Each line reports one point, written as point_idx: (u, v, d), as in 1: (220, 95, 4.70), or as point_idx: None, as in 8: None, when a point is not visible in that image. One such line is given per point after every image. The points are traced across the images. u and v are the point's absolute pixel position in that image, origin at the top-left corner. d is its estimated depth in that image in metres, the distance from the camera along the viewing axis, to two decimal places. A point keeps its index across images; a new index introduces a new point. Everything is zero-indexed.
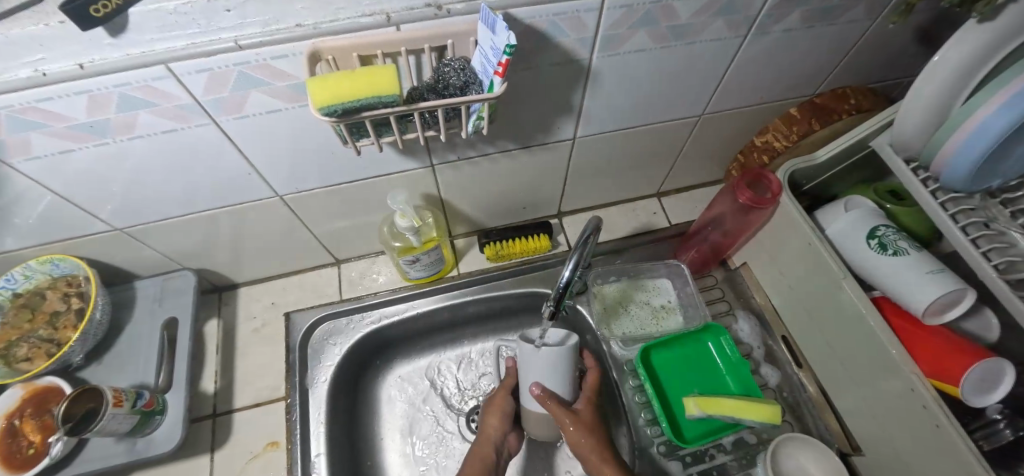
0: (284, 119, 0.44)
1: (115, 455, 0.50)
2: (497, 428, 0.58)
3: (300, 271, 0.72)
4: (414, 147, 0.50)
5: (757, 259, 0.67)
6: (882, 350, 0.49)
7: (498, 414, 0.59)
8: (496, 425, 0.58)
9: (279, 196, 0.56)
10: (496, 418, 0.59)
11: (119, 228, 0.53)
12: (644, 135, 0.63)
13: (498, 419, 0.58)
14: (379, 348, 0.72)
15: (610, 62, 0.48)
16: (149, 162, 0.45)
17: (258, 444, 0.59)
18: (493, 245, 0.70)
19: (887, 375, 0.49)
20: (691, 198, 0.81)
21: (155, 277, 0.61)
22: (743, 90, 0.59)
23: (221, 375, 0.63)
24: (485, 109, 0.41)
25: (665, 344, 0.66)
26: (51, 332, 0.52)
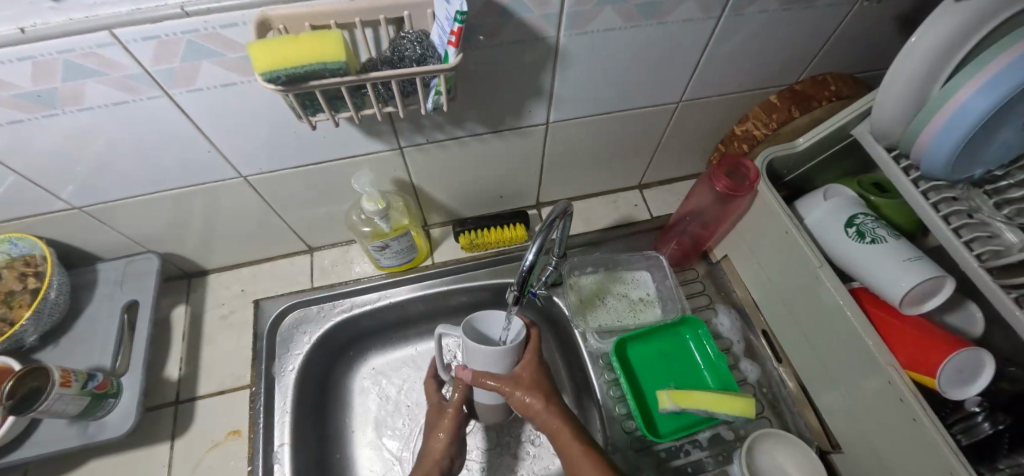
0: (241, 93, 0.43)
1: (65, 439, 0.48)
2: (445, 425, 0.54)
3: (272, 258, 0.71)
4: (377, 126, 0.49)
5: (736, 251, 0.65)
6: (860, 342, 0.47)
7: (449, 424, 0.54)
8: (444, 425, 0.54)
9: (243, 177, 0.55)
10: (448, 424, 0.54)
11: (78, 208, 0.51)
12: (620, 122, 0.62)
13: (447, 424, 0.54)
14: (351, 338, 0.70)
15: (579, 42, 0.47)
16: (101, 137, 0.44)
17: (220, 432, 0.58)
18: (467, 234, 0.69)
19: (864, 369, 0.47)
20: (673, 190, 0.80)
21: (118, 260, 0.60)
22: (721, 76, 0.57)
23: (185, 362, 0.62)
24: (443, 82, 0.40)
25: (640, 337, 0.64)
26: (6, 310, 0.51)
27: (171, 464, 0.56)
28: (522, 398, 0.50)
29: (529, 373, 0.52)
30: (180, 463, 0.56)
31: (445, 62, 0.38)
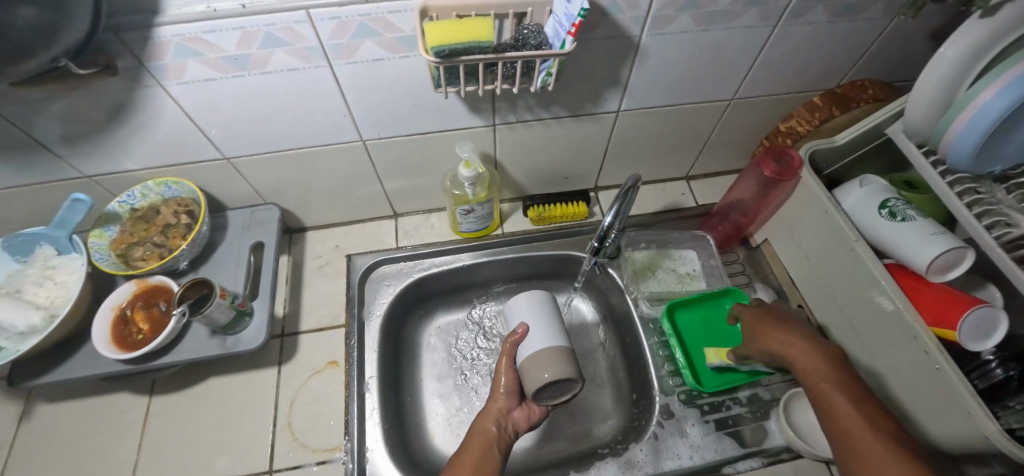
0: (385, 68, 0.53)
1: (207, 348, 0.58)
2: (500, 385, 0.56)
3: (362, 221, 0.82)
4: (482, 104, 0.59)
5: (776, 234, 0.73)
6: (890, 304, 0.54)
7: (507, 361, 0.57)
8: (500, 391, 0.56)
9: (362, 140, 0.63)
10: (504, 377, 0.57)
11: (227, 158, 0.61)
12: (677, 115, 0.71)
13: (503, 377, 0.56)
14: (426, 295, 0.79)
15: (657, 41, 0.56)
16: (264, 102, 0.54)
17: (320, 362, 0.68)
18: (536, 207, 0.80)
19: (893, 328, 0.54)
20: (717, 183, 0.89)
21: (245, 209, 0.70)
22: (769, 79, 0.66)
23: (288, 303, 0.72)
24: (555, 65, 0.48)
25: (687, 306, 0.72)
26: (163, 239, 0.61)
27: (280, 384, 0.66)
28: (773, 337, 0.54)
29: (766, 315, 0.57)
30: (288, 383, 0.66)
31: (561, 49, 0.46)
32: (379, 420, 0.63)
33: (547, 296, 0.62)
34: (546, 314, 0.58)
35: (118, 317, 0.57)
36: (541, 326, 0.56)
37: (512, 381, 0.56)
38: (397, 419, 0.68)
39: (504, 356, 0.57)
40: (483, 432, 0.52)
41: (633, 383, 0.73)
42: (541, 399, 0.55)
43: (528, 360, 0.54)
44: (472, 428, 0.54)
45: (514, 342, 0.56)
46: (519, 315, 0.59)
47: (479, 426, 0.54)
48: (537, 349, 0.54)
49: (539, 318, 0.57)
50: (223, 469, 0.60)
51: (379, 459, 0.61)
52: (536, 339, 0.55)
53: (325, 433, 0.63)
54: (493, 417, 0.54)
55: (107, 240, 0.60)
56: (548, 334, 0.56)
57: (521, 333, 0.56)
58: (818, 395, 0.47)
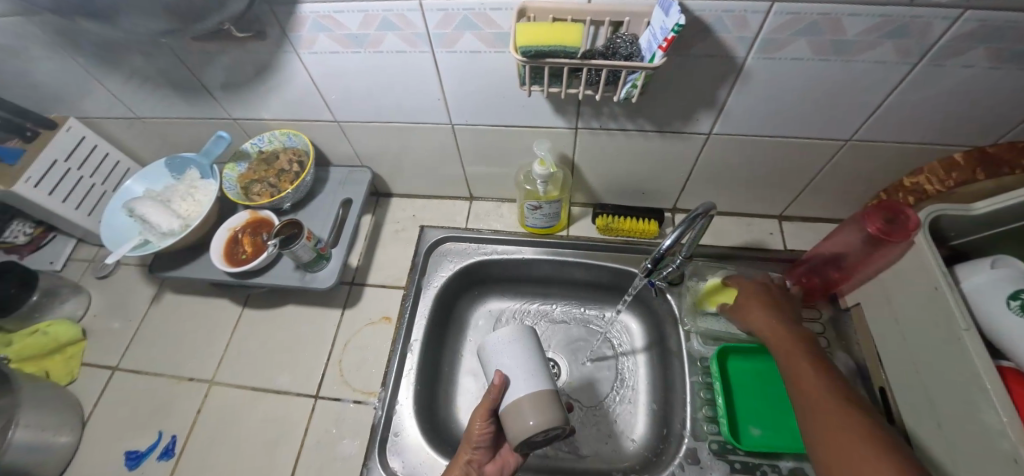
0: (480, 60, 0.54)
1: (291, 278, 0.68)
2: (474, 436, 0.52)
3: (440, 198, 0.88)
4: (567, 106, 0.60)
5: (869, 300, 0.64)
6: (990, 415, 0.44)
7: (482, 413, 0.53)
8: (472, 443, 0.52)
9: (451, 124, 0.68)
10: (477, 427, 0.53)
11: (337, 121, 0.70)
12: (776, 148, 0.65)
13: (478, 430, 0.52)
14: (482, 279, 0.83)
15: (764, 65, 0.51)
16: (371, 81, 0.61)
17: (376, 315, 0.76)
18: (605, 216, 0.80)
19: (990, 445, 0.44)
20: (813, 229, 0.81)
21: (345, 168, 0.80)
22: (898, 125, 0.58)
23: (363, 257, 0.81)
24: (641, 78, 0.47)
25: (743, 354, 0.67)
26: (276, 182, 0.72)
27: (340, 325, 0.75)
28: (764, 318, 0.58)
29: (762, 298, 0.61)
30: (347, 326, 0.75)
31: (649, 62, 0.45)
32: (413, 380, 0.69)
33: (522, 329, 0.57)
34: (531, 360, 0.54)
35: (230, 238, 0.69)
36: (527, 375, 0.52)
37: (487, 433, 0.52)
38: (430, 384, 0.73)
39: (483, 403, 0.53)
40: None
41: (665, 418, 0.69)
42: (518, 451, 0.52)
43: (510, 414, 0.50)
44: None
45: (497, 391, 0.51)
46: (501, 355, 0.54)
47: None
48: (521, 394, 0.50)
49: (508, 359, 0.54)
50: (283, 383, 0.70)
51: (406, 415, 0.66)
52: (523, 390, 0.51)
53: (366, 377, 0.70)
54: (462, 474, 0.51)
55: (236, 174, 0.73)
56: (533, 373, 0.52)
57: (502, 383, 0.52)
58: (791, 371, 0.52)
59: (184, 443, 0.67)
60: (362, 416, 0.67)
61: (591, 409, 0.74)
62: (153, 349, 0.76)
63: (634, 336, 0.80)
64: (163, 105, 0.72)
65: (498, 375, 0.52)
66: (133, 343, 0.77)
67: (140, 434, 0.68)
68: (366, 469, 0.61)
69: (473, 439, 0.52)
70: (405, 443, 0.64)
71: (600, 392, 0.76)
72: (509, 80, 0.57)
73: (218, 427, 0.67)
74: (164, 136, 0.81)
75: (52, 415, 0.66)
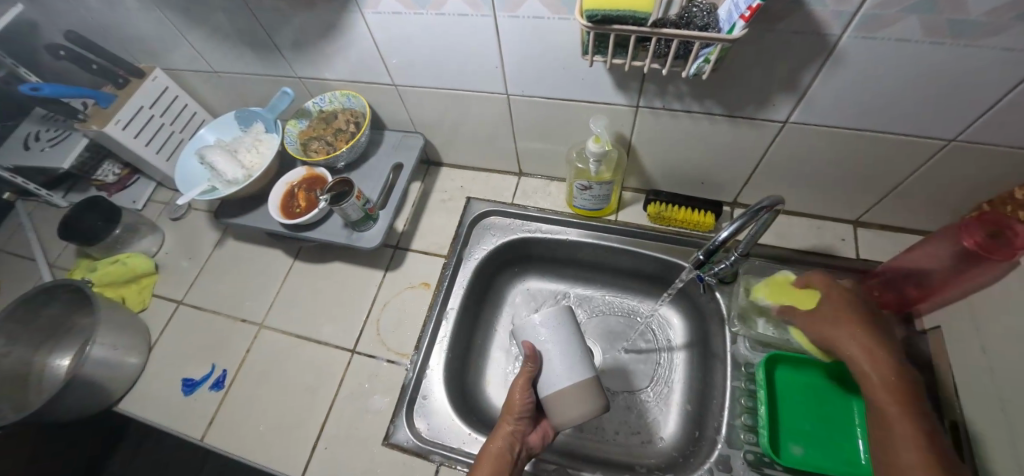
0: (543, 26, 0.52)
1: (339, 235, 0.70)
2: (516, 408, 0.53)
3: (489, 171, 0.88)
4: (631, 81, 0.57)
5: (955, 324, 0.56)
6: None
7: (522, 384, 0.53)
8: (513, 415, 0.53)
9: (508, 95, 0.66)
10: (518, 398, 0.53)
11: (395, 85, 0.71)
12: (861, 142, 0.59)
13: (518, 401, 0.52)
14: (523, 256, 0.82)
15: (861, 47, 0.46)
16: (430, 45, 0.60)
17: (416, 280, 0.77)
18: (657, 204, 0.76)
19: None
20: (894, 239, 0.72)
21: (399, 132, 0.82)
22: (1020, 127, 0.49)
23: (408, 222, 0.83)
24: (716, 52, 0.43)
25: (793, 365, 0.62)
26: (333, 140, 0.74)
27: (381, 285, 0.77)
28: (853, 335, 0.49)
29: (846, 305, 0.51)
30: (387, 287, 0.77)
31: (726, 34, 0.41)
32: (445, 347, 0.69)
33: (561, 310, 0.56)
34: (574, 343, 0.53)
35: (287, 192, 0.72)
36: (565, 358, 0.52)
37: (529, 405, 0.53)
38: (462, 354, 0.74)
39: (525, 375, 0.53)
40: (495, 460, 0.49)
41: (699, 420, 0.66)
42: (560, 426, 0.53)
43: (553, 394, 0.51)
44: (482, 452, 0.51)
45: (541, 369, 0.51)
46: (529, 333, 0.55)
47: (490, 452, 0.51)
48: (563, 384, 0.50)
49: (551, 342, 0.53)
50: (325, 333, 0.74)
51: (435, 380, 0.67)
52: (566, 377, 0.50)
53: (401, 339, 0.72)
54: (504, 442, 0.51)
55: (297, 130, 0.76)
56: (575, 358, 0.52)
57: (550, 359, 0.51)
58: (869, 368, 0.47)
59: (233, 377, 0.72)
60: (393, 375, 0.69)
61: (619, 397, 0.73)
62: (214, 288, 0.82)
63: (676, 332, 0.77)
64: (236, 60, 0.75)
65: (525, 346, 0.54)
66: (197, 281, 0.83)
67: (196, 364, 0.75)
68: (393, 426, 0.63)
69: (516, 409, 0.53)
70: (432, 407, 0.65)
71: (632, 384, 0.74)
72: (571, 49, 0.54)
73: (265, 367, 0.72)
74: (237, 91, 0.86)
75: (124, 337, 0.73)
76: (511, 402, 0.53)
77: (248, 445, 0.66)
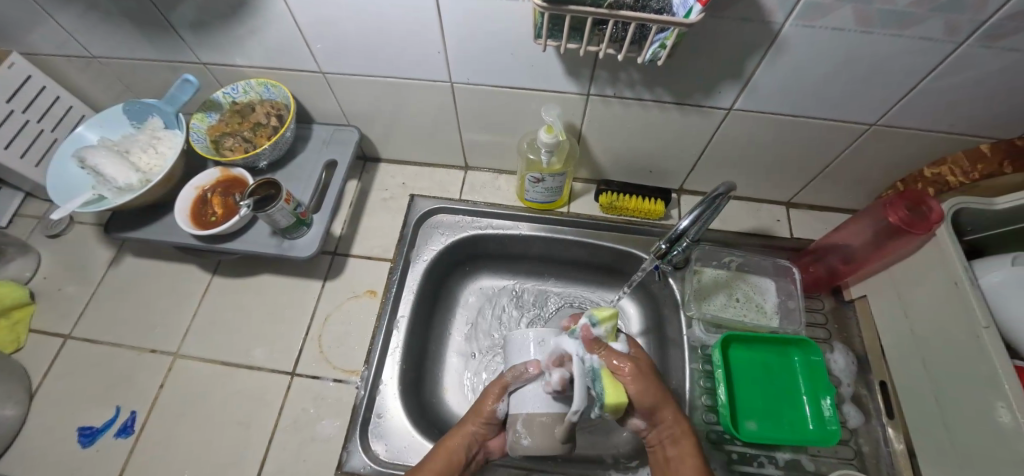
0: (489, 6, 0.47)
1: (267, 245, 0.61)
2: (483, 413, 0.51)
3: (434, 165, 0.82)
4: (582, 66, 0.54)
5: (879, 292, 0.62)
6: (994, 416, 0.44)
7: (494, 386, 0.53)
8: (479, 418, 0.51)
9: (452, 83, 0.61)
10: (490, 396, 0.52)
11: (323, 74, 0.63)
12: (796, 128, 0.61)
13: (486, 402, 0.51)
14: (474, 254, 0.78)
15: (802, 34, 0.46)
16: (360, 29, 0.54)
17: (360, 289, 0.70)
18: (609, 194, 0.75)
19: (995, 445, 0.43)
20: (821, 218, 0.78)
21: (330, 126, 0.73)
22: (931, 111, 0.54)
23: (347, 226, 0.75)
24: (673, 37, 0.42)
25: (746, 342, 0.64)
26: (251, 136, 0.64)
27: (320, 298, 0.69)
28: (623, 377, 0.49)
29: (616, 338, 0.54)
30: (327, 299, 0.69)
31: (683, 18, 0.39)
32: (399, 358, 0.64)
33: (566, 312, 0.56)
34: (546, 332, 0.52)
35: (198, 198, 0.62)
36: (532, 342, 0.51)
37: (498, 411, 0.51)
38: (417, 364, 0.68)
39: (500, 386, 0.50)
40: (449, 456, 0.50)
41: None
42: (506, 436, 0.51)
43: (532, 416, 0.46)
44: (443, 439, 0.52)
45: (518, 379, 0.48)
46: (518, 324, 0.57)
47: (448, 443, 0.51)
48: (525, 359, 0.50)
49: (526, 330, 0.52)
50: (256, 358, 0.65)
51: (390, 395, 0.62)
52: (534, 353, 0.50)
53: (348, 354, 0.65)
54: (462, 443, 0.51)
55: (206, 125, 0.65)
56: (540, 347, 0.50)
57: (534, 373, 0.47)
58: (651, 399, 0.49)
59: (145, 418, 0.61)
60: (342, 395, 0.62)
61: None
62: (110, 316, 0.69)
63: (631, 320, 0.77)
64: (121, 43, 0.63)
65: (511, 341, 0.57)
66: (89, 309, 0.70)
67: (94, 409, 0.62)
68: (346, 452, 0.57)
69: (484, 416, 0.51)
70: (389, 425, 0.60)
71: None
72: (522, 31, 0.50)
73: (183, 403, 0.62)
74: (125, 80, 0.72)
75: None
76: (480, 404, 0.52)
77: None
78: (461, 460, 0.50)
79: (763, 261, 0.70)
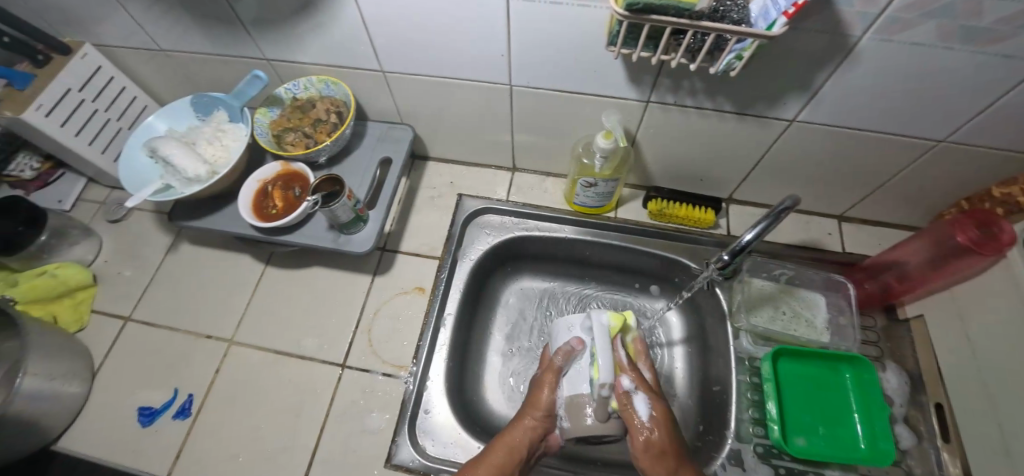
0: (561, 12, 0.47)
1: (324, 239, 0.63)
2: (540, 404, 0.53)
3: (481, 166, 0.83)
4: (646, 73, 0.54)
5: (937, 313, 0.60)
6: None
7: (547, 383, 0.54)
8: (539, 411, 0.53)
9: (510, 86, 0.62)
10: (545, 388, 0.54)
11: (383, 72, 0.64)
12: (858, 142, 0.60)
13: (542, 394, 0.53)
14: (517, 255, 0.78)
15: (879, 48, 0.45)
16: (426, 30, 0.54)
17: (409, 285, 0.71)
18: (659, 201, 0.76)
19: None
20: (874, 233, 0.76)
21: (384, 124, 0.75)
22: (1006, 129, 0.52)
23: (396, 222, 0.76)
24: (751, 48, 0.42)
25: (796, 356, 0.63)
26: (311, 132, 0.66)
27: (370, 292, 0.71)
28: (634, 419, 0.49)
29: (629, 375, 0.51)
30: (377, 294, 0.70)
31: (765, 30, 0.39)
32: (445, 355, 0.65)
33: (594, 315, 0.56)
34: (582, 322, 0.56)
35: (260, 191, 0.64)
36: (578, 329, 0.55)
37: (553, 401, 0.53)
38: (460, 362, 0.69)
39: (552, 372, 0.53)
40: (509, 451, 0.49)
41: (704, 415, 0.67)
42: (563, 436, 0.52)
43: (576, 398, 0.50)
44: (501, 435, 0.52)
45: (566, 357, 0.53)
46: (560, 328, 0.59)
47: (508, 437, 0.51)
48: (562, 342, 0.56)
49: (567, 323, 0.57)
50: (308, 348, 0.66)
51: (436, 391, 0.63)
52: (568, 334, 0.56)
53: (397, 350, 0.66)
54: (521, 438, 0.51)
55: (268, 120, 0.67)
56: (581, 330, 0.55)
57: (578, 350, 0.52)
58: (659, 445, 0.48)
59: (201, 401, 0.63)
60: (391, 390, 0.63)
61: None
62: (168, 301, 0.71)
63: (672, 328, 0.77)
64: (189, 37, 0.64)
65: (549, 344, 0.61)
66: (147, 293, 0.72)
67: (153, 390, 0.65)
68: (394, 445, 0.59)
69: (542, 407, 0.53)
70: (435, 420, 0.61)
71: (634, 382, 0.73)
72: (590, 37, 0.50)
73: (237, 389, 0.64)
74: (188, 73, 0.74)
75: (62, 365, 0.62)
76: (537, 398, 0.54)
77: None
78: (523, 454, 0.50)
79: (813, 275, 0.69)
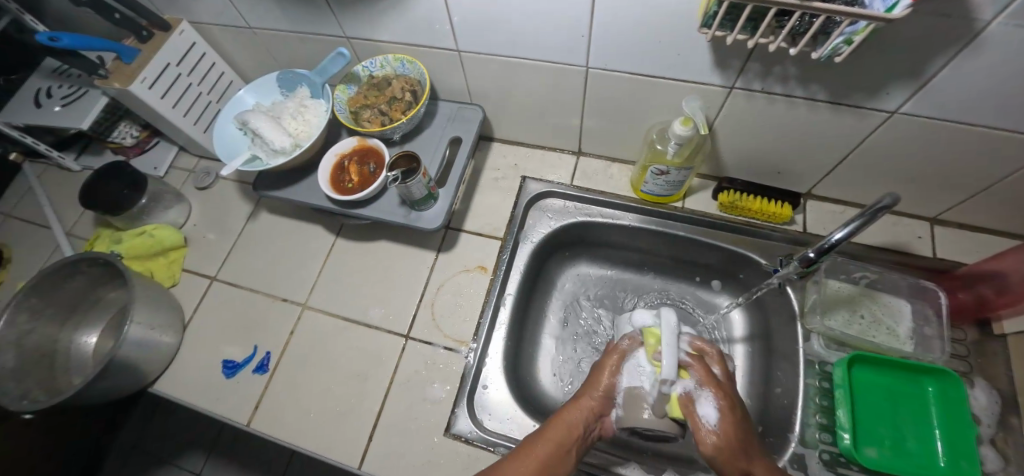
0: None
1: (396, 214, 0.65)
2: (601, 385, 0.53)
3: (546, 148, 0.82)
4: (736, 57, 0.51)
5: None
6: None
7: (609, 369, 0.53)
8: (598, 391, 0.52)
9: (586, 68, 0.61)
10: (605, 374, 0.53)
11: (458, 51, 0.64)
12: (967, 139, 0.55)
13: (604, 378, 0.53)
14: (575, 240, 0.78)
15: (1012, 34, 0.40)
16: (506, 10, 0.53)
17: (471, 264, 0.73)
18: (731, 193, 0.72)
19: None
20: (973, 239, 0.70)
21: (454, 103, 0.76)
22: None
23: (461, 201, 0.78)
24: (866, 31, 0.39)
25: (871, 363, 0.60)
26: (387, 109, 0.67)
27: (434, 268, 0.73)
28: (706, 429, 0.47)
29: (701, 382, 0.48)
30: (440, 270, 0.73)
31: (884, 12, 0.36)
32: (504, 334, 0.67)
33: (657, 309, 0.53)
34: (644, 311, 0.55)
35: (336, 165, 0.67)
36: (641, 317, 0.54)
37: (614, 386, 0.52)
38: (517, 342, 0.71)
39: (617, 356, 0.53)
40: (567, 427, 0.49)
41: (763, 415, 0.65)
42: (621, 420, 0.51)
43: (636, 388, 0.50)
44: (559, 412, 0.51)
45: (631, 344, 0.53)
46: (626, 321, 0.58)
47: (567, 416, 0.50)
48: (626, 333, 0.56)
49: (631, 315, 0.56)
50: (375, 317, 0.70)
51: (494, 369, 0.65)
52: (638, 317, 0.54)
53: (458, 325, 0.68)
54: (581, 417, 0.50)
55: (346, 96, 0.69)
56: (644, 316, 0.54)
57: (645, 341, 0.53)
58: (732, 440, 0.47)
59: (277, 359, 0.68)
60: (451, 363, 0.65)
61: None
62: (249, 264, 0.77)
63: (733, 325, 0.75)
64: (276, 15, 0.67)
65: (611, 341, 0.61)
66: (230, 256, 0.78)
67: (235, 344, 0.71)
68: (453, 416, 0.61)
69: (602, 387, 0.52)
70: (492, 396, 0.63)
71: None
72: (681, 19, 0.48)
73: (309, 349, 0.69)
74: (272, 50, 0.78)
75: (159, 316, 0.68)
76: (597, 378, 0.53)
77: (297, 431, 0.63)
78: (582, 433, 0.50)
79: (897, 280, 0.66)
